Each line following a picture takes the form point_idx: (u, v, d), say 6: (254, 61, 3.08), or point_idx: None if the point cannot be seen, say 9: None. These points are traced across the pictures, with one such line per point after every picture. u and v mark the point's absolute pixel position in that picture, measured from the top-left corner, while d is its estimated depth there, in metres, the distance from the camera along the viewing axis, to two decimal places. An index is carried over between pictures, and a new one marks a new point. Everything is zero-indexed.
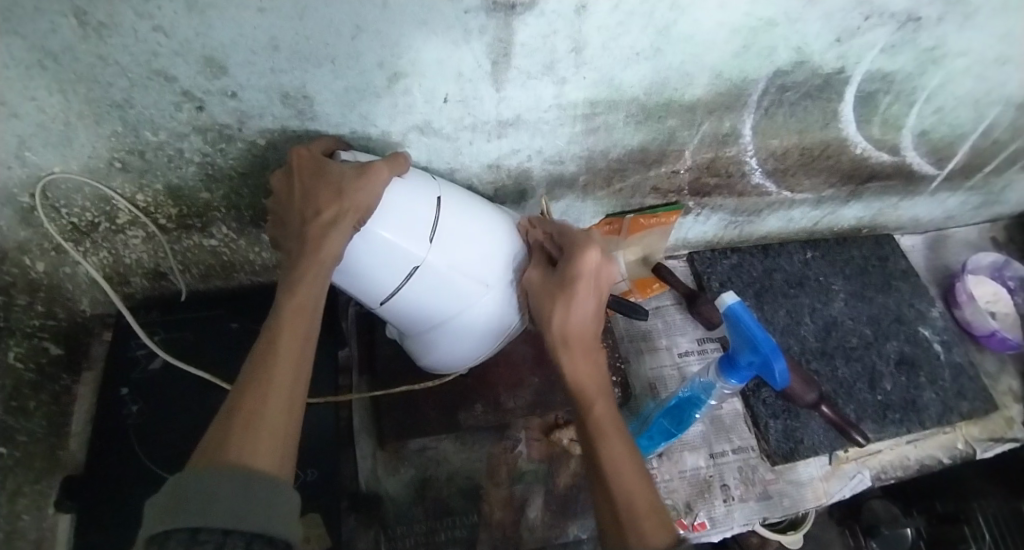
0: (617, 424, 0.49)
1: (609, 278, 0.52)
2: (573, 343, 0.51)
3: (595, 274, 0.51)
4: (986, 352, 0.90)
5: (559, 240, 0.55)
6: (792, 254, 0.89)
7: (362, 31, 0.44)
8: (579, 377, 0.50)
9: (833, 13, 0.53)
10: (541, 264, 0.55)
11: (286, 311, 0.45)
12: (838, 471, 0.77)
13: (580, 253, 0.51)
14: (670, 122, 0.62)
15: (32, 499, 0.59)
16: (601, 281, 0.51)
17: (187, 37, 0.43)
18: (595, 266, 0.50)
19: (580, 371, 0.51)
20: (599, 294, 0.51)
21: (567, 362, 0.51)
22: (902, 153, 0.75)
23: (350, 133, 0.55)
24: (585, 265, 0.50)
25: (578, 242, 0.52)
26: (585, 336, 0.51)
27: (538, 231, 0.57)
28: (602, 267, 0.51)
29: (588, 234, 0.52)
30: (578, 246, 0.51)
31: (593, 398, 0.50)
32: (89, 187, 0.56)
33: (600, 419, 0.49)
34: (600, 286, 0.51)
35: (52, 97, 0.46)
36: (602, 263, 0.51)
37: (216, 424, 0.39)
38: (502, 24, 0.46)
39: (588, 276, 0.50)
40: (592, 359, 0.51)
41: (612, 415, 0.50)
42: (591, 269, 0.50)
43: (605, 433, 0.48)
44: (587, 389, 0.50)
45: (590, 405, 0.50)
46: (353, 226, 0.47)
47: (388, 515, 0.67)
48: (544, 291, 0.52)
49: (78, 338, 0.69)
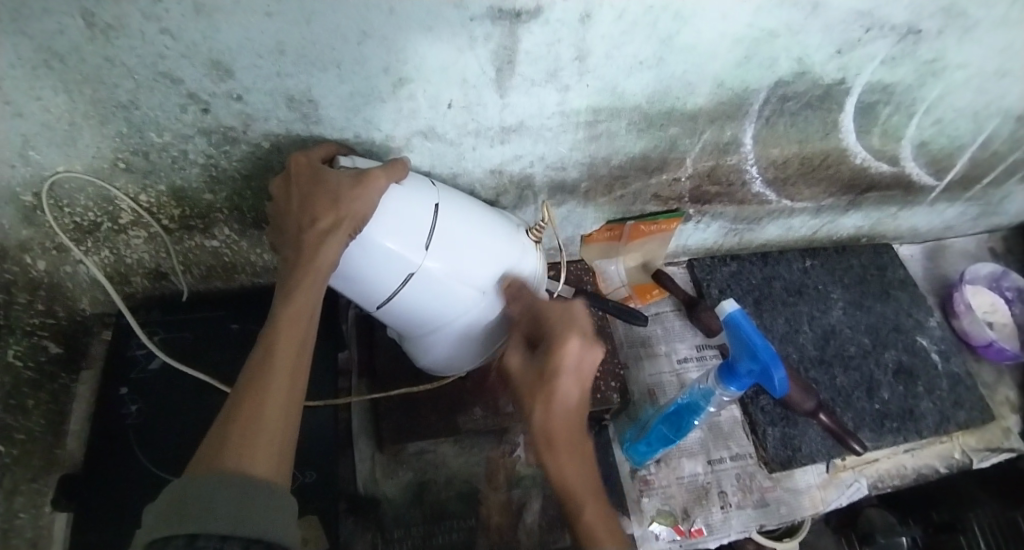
0: (608, 520, 0.48)
1: (592, 366, 0.51)
2: (558, 440, 0.49)
3: (576, 367, 0.50)
4: (983, 363, 0.90)
5: (538, 323, 0.53)
6: (791, 262, 0.90)
7: (368, 36, 0.45)
8: (567, 472, 0.49)
9: (834, 25, 0.54)
10: (520, 349, 0.54)
11: (282, 319, 0.45)
12: (835, 479, 0.77)
13: (560, 347, 0.49)
14: (671, 130, 0.63)
15: (29, 497, 0.59)
16: (583, 371, 0.50)
17: (194, 40, 0.43)
18: (576, 358, 0.49)
19: (568, 469, 0.49)
20: (583, 384, 0.50)
21: (552, 461, 0.49)
22: (902, 163, 0.75)
23: (353, 137, 0.55)
24: (565, 361, 0.49)
25: (558, 332, 0.50)
26: (571, 428, 0.50)
27: (518, 308, 0.55)
28: (582, 359, 0.50)
29: (568, 320, 0.51)
30: (557, 337, 0.50)
31: (582, 495, 0.49)
32: (92, 186, 0.56)
33: (591, 518, 0.48)
34: (582, 378, 0.50)
35: (57, 97, 0.46)
36: (583, 353, 0.50)
37: (213, 432, 0.39)
38: (507, 31, 0.46)
39: (569, 371, 0.49)
40: (580, 455, 0.50)
41: (603, 515, 0.49)
42: (572, 363, 0.49)
43: (595, 533, 0.48)
44: (576, 488, 0.49)
45: (579, 500, 0.49)
46: (349, 234, 0.47)
47: (385, 518, 0.67)
48: (527, 382, 0.51)
49: (78, 336, 0.69)
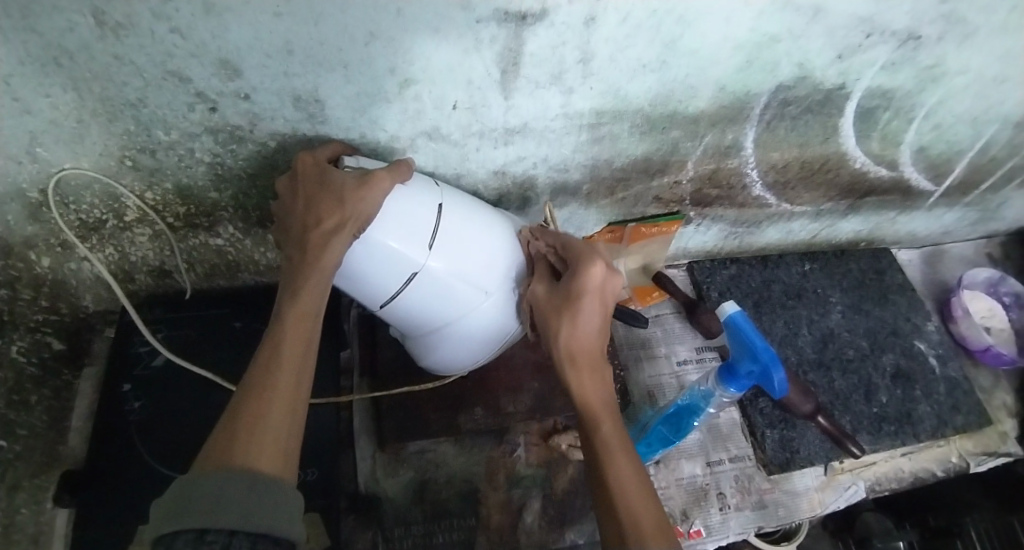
0: (624, 442, 0.48)
1: (615, 292, 0.51)
2: (580, 359, 0.50)
3: (600, 288, 0.50)
4: (981, 367, 0.91)
5: (564, 252, 0.54)
6: (790, 265, 0.91)
7: (375, 37, 0.45)
8: (586, 388, 0.50)
9: (835, 30, 0.54)
10: (544, 278, 0.55)
11: (288, 318, 0.46)
12: (833, 482, 0.77)
13: (586, 267, 0.50)
14: (673, 133, 0.63)
15: (31, 493, 0.59)
16: (607, 296, 0.51)
17: (203, 40, 0.43)
18: (600, 280, 0.50)
19: (587, 388, 0.50)
20: (605, 308, 0.51)
21: (573, 379, 0.50)
22: (901, 168, 0.76)
23: (358, 137, 0.56)
24: (590, 280, 0.50)
25: (584, 255, 0.51)
26: (592, 352, 0.51)
27: (542, 244, 0.57)
28: (607, 282, 0.50)
29: (592, 247, 0.52)
30: (583, 260, 0.51)
31: (599, 413, 0.49)
32: (99, 183, 0.56)
33: (608, 435, 0.48)
34: (606, 302, 0.51)
35: (66, 94, 0.47)
36: (607, 277, 0.50)
37: (220, 428, 0.40)
38: (512, 34, 0.47)
39: (592, 290, 0.50)
40: (600, 377, 0.50)
41: (620, 433, 0.48)
42: (596, 285, 0.50)
43: (611, 451, 0.47)
44: (593, 406, 0.49)
45: (596, 420, 0.49)
46: (353, 234, 0.47)
47: (385, 516, 0.68)
48: (550, 306, 0.52)
49: (80, 334, 0.69)
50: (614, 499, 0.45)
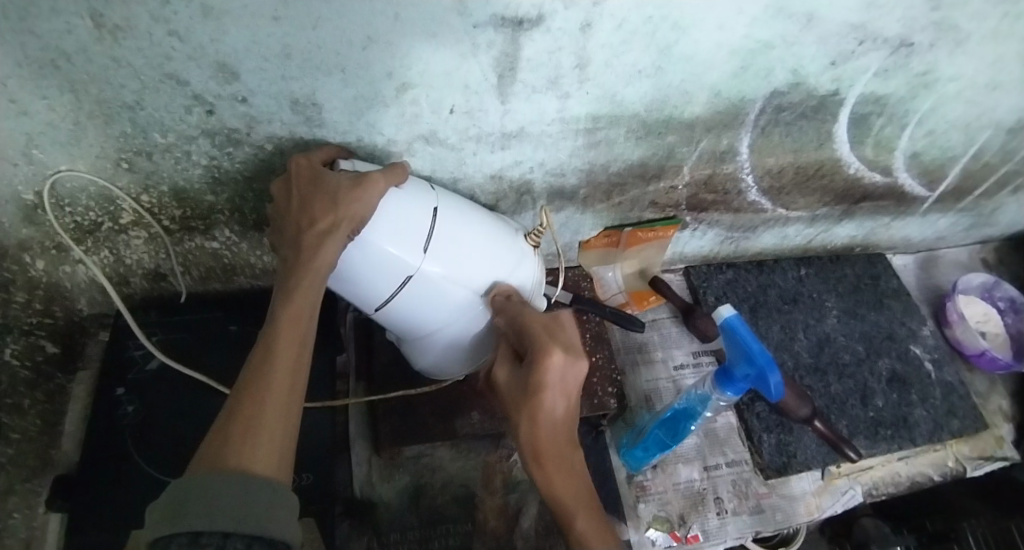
0: (601, 531, 0.49)
1: (578, 379, 0.50)
2: (546, 458, 0.50)
3: (560, 381, 0.49)
4: (976, 372, 0.91)
5: (521, 338, 0.52)
6: (786, 270, 0.91)
7: (373, 42, 0.45)
8: (555, 482, 0.50)
9: (828, 37, 0.55)
10: (506, 360, 0.54)
11: (282, 320, 0.46)
12: (830, 486, 0.77)
13: (541, 360, 0.48)
14: (669, 138, 0.64)
15: (23, 497, 0.59)
16: (569, 383, 0.50)
17: (201, 43, 0.44)
18: (560, 371, 0.48)
19: (557, 484, 0.50)
20: (568, 398, 0.50)
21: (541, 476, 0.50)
22: (895, 174, 0.77)
23: (355, 141, 0.56)
24: (549, 374, 0.48)
25: (540, 346, 0.49)
26: (559, 444, 0.50)
27: (502, 321, 0.54)
28: (568, 371, 0.49)
29: (550, 334, 0.50)
30: (539, 352, 0.49)
31: (572, 507, 0.49)
32: (95, 185, 0.56)
33: (585, 531, 0.48)
34: (569, 389, 0.50)
35: (63, 96, 0.47)
36: (568, 366, 0.49)
37: (214, 430, 0.39)
38: (509, 39, 0.47)
39: (552, 385, 0.48)
40: (568, 466, 0.50)
41: (597, 521, 0.49)
42: (556, 377, 0.49)
43: (588, 548, 0.48)
44: (565, 499, 0.50)
45: (571, 516, 0.49)
46: (347, 235, 0.47)
47: (381, 521, 0.68)
48: (512, 397, 0.51)
49: (75, 337, 0.69)
50: None
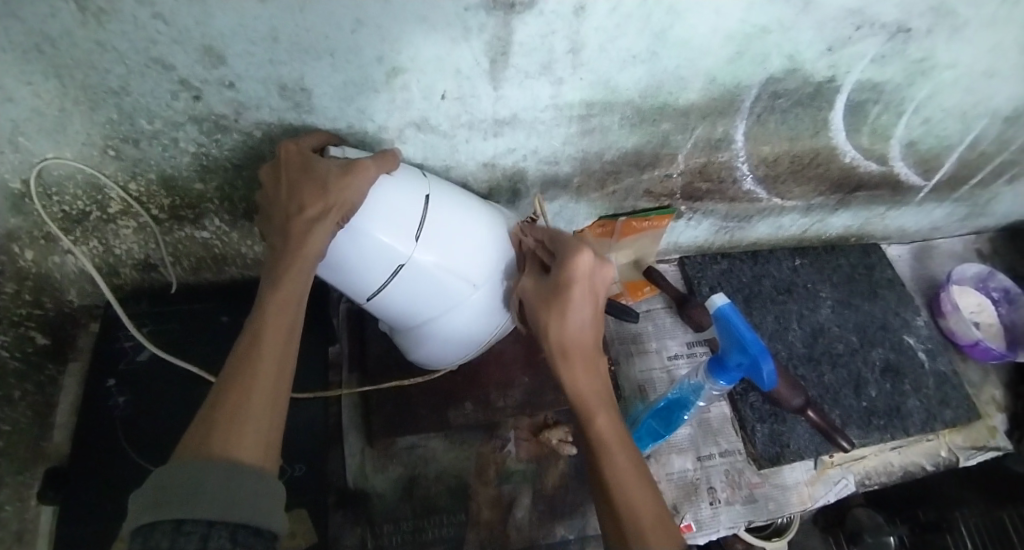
0: (620, 434, 0.49)
1: (605, 280, 0.51)
2: (572, 353, 0.50)
3: (589, 279, 0.50)
4: (969, 362, 0.92)
5: (551, 246, 0.53)
6: (780, 260, 0.91)
7: (362, 25, 0.45)
8: (577, 379, 0.50)
9: (825, 22, 0.54)
10: (533, 271, 0.54)
11: (270, 307, 0.45)
12: (822, 476, 0.78)
13: (572, 257, 0.50)
14: (664, 126, 0.63)
15: (13, 489, 0.58)
16: (597, 285, 0.50)
17: (187, 26, 0.43)
18: (589, 270, 0.49)
19: (580, 379, 0.50)
20: (596, 299, 0.51)
21: (565, 372, 0.50)
22: (891, 163, 0.76)
23: (346, 128, 0.55)
24: (578, 272, 0.49)
25: (571, 246, 0.50)
26: (585, 345, 0.51)
27: (530, 239, 0.57)
28: (596, 271, 0.50)
29: (580, 241, 0.52)
30: (570, 250, 0.50)
31: (595, 409, 0.50)
32: (82, 173, 0.55)
33: (604, 428, 0.49)
34: (596, 291, 0.50)
35: (47, 81, 0.46)
36: (596, 267, 0.50)
37: (201, 417, 0.39)
38: (501, 23, 0.47)
39: (579, 279, 0.49)
40: (591, 366, 0.51)
41: (616, 425, 0.50)
42: (584, 275, 0.49)
43: (609, 447, 0.48)
44: (589, 400, 0.50)
45: (590, 412, 0.50)
46: (337, 222, 0.46)
47: (374, 512, 0.67)
48: (538, 296, 0.51)
49: (65, 328, 0.68)
50: (618, 503, 0.46)
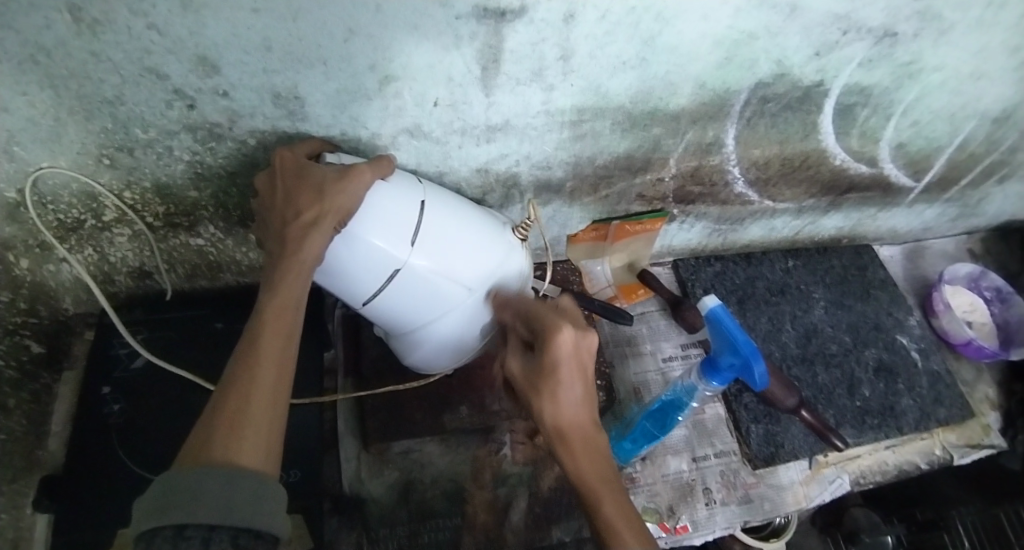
0: (631, 516, 0.46)
1: (589, 354, 0.50)
2: (570, 439, 0.49)
3: (573, 354, 0.49)
4: (963, 361, 0.92)
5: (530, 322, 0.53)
6: (773, 262, 0.91)
7: (354, 34, 0.45)
8: (576, 463, 0.48)
9: (812, 27, 0.55)
10: (518, 350, 0.54)
11: (267, 312, 0.45)
12: (818, 475, 0.78)
13: (552, 336, 0.49)
14: (655, 130, 0.64)
15: (10, 498, 0.58)
16: (583, 360, 0.50)
17: (181, 36, 0.43)
18: (571, 346, 0.49)
19: (584, 465, 0.48)
20: (584, 375, 0.49)
21: (566, 457, 0.48)
22: (880, 165, 0.77)
23: (339, 135, 0.55)
24: (560, 349, 0.48)
25: (550, 323, 0.50)
26: (581, 428, 0.49)
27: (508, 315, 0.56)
28: (579, 344, 0.49)
29: (558, 314, 0.51)
30: (549, 328, 0.50)
31: (601, 492, 0.47)
32: (77, 183, 0.56)
33: (613, 516, 0.46)
34: (583, 367, 0.50)
35: (42, 92, 0.46)
36: (578, 341, 0.49)
37: (200, 424, 0.39)
38: (492, 31, 0.47)
39: (562, 360, 0.48)
40: (594, 450, 0.49)
41: (627, 510, 0.46)
42: (568, 351, 0.49)
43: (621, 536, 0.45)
44: (595, 489, 0.47)
45: (596, 498, 0.47)
46: (333, 227, 0.47)
47: (370, 517, 0.67)
48: (528, 383, 0.51)
49: (60, 336, 0.68)
50: None
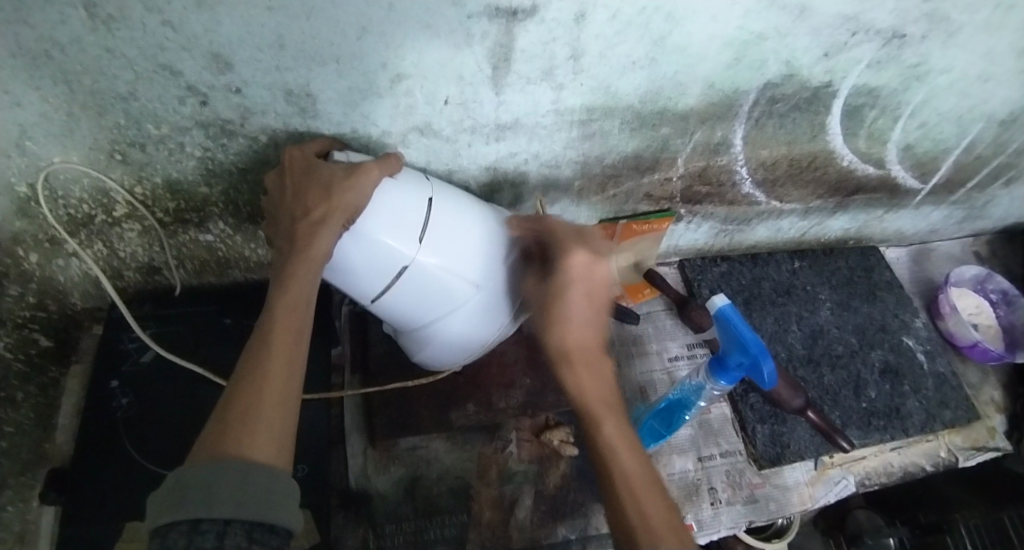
0: (624, 433, 0.52)
1: (600, 279, 0.54)
2: (575, 355, 0.54)
3: (585, 279, 0.53)
4: (969, 363, 0.92)
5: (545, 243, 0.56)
6: (780, 263, 0.91)
7: (367, 32, 0.45)
8: (582, 377, 0.54)
9: (821, 28, 0.55)
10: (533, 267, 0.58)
11: (278, 308, 0.46)
12: (823, 476, 0.78)
13: (567, 261, 0.53)
14: (663, 130, 0.64)
15: (16, 490, 0.59)
16: (594, 284, 0.54)
17: (195, 33, 0.44)
18: (583, 270, 0.53)
19: (585, 379, 0.54)
20: (593, 299, 0.54)
21: (571, 369, 0.54)
22: (888, 166, 0.77)
23: (350, 133, 0.56)
24: (573, 272, 0.53)
25: (565, 245, 0.54)
26: (587, 348, 0.55)
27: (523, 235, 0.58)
28: (592, 269, 0.53)
29: (574, 237, 0.55)
30: (564, 249, 0.54)
31: (597, 406, 0.53)
32: (88, 177, 0.56)
33: (609, 430, 0.52)
34: (593, 292, 0.54)
35: (56, 87, 0.47)
36: (590, 266, 0.53)
37: (213, 420, 0.39)
38: (504, 30, 0.48)
39: (578, 281, 0.53)
40: (597, 367, 0.55)
41: (621, 427, 0.53)
42: (582, 275, 0.53)
43: (614, 448, 0.51)
44: (593, 403, 0.53)
45: (596, 413, 0.53)
46: (342, 225, 0.47)
47: (376, 513, 0.67)
48: (540, 303, 0.56)
49: (68, 330, 0.68)
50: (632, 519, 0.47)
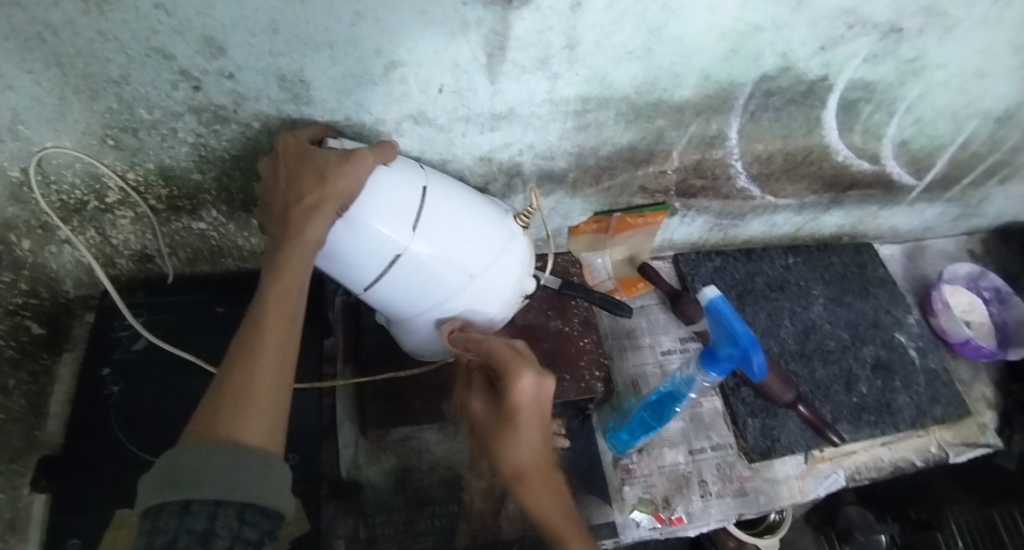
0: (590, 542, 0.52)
1: (547, 398, 0.53)
2: (529, 479, 0.54)
3: (531, 402, 0.52)
4: (960, 360, 0.93)
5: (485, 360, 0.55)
6: (774, 258, 0.92)
7: (361, 17, 0.45)
8: (541, 501, 0.53)
9: (818, 21, 0.55)
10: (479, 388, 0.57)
11: (270, 294, 0.45)
12: (813, 470, 0.78)
13: (513, 383, 0.51)
14: (659, 122, 0.64)
15: (9, 478, 0.59)
16: (539, 405, 0.53)
17: (188, 16, 0.43)
18: (531, 393, 0.52)
19: (543, 501, 0.53)
20: (540, 421, 0.53)
21: (527, 494, 0.54)
22: (883, 162, 0.77)
23: (344, 120, 0.55)
24: (519, 397, 0.51)
25: (510, 364, 0.52)
26: (541, 469, 0.54)
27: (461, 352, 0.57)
28: (536, 390, 0.52)
29: (516, 355, 0.53)
30: (509, 372, 0.52)
31: (560, 526, 0.52)
32: (80, 162, 0.56)
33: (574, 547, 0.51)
34: (540, 415, 0.53)
35: (48, 70, 0.46)
36: (536, 388, 0.52)
37: (204, 404, 0.39)
38: (499, 17, 0.47)
39: (525, 406, 0.52)
40: (552, 486, 0.54)
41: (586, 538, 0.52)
42: (528, 398, 0.52)
43: None
44: (555, 524, 0.52)
45: (560, 533, 0.52)
46: (335, 212, 0.47)
47: (367, 503, 0.67)
48: (490, 426, 0.55)
49: (60, 317, 0.68)
50: None
